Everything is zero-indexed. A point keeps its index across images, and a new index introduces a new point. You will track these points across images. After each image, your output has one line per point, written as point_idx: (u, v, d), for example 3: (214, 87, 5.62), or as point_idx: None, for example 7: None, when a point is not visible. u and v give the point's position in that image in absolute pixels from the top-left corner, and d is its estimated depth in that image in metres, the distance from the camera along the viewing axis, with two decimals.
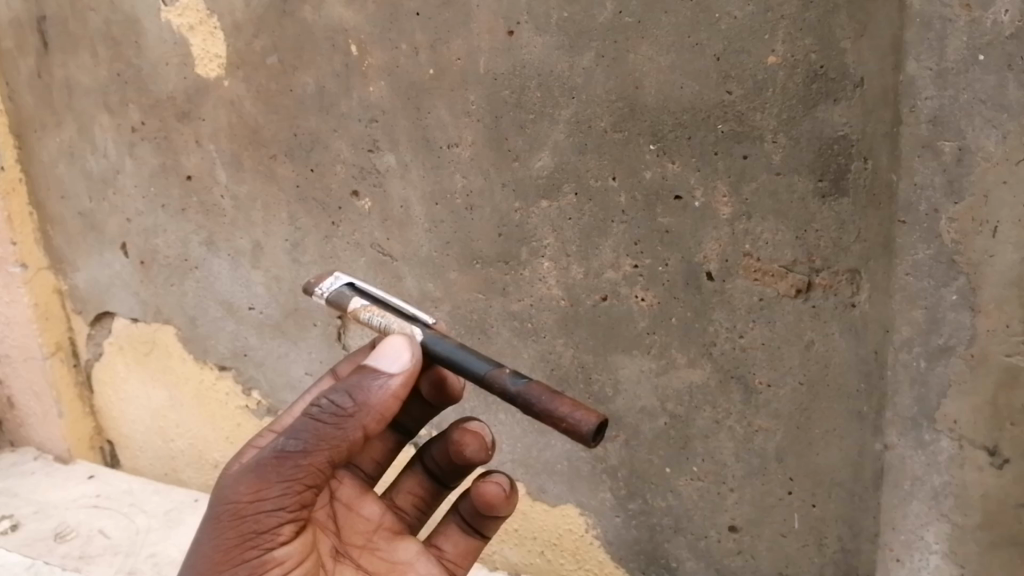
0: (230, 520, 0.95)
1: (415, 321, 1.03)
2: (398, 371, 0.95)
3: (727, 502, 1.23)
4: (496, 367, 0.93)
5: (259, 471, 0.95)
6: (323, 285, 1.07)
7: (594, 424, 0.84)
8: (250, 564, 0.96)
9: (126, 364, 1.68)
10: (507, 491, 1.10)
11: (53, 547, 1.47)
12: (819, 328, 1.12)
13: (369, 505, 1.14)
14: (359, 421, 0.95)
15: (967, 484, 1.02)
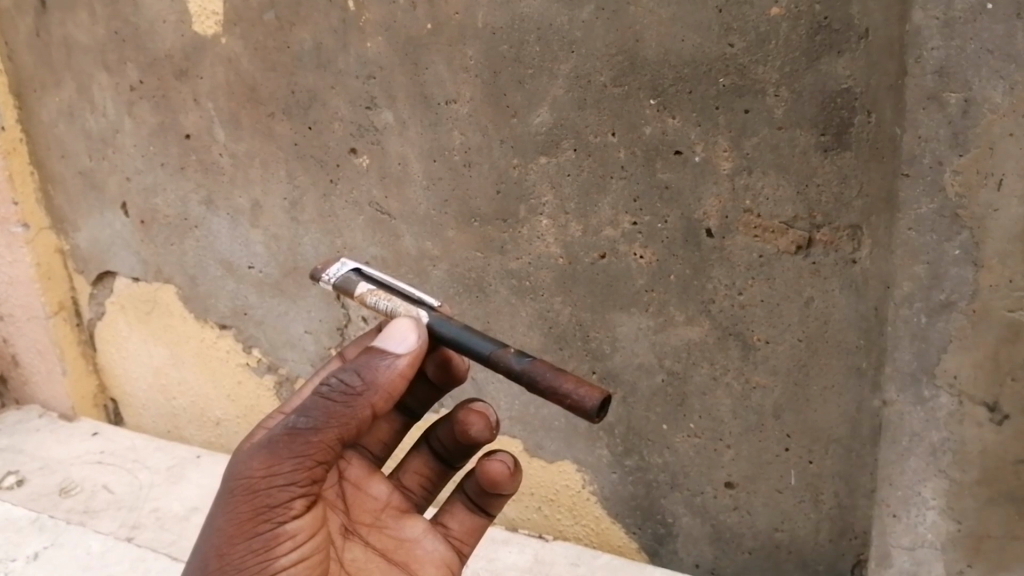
0: (242, 495, 0.89)
1: (421, 305, 0.98)
2: (407, 350, 0.90)
3: (724, 458, 1.23)
4: (500, 347, 0.89)
5: (270, 447, 0.89)
6: (329, 271, 1.01)
7: (599, 401, 0.80)
8: (261, 540, 0.90)
9: (129, 324, 1.68)
10: (513, 469, 1.02)
11: (57, 502, 1.48)
12: (819, 285, 1.11)
13: (377, 486, 1.08)
14: (369, 401, 0.89)
15: (967, 440, 1.02)
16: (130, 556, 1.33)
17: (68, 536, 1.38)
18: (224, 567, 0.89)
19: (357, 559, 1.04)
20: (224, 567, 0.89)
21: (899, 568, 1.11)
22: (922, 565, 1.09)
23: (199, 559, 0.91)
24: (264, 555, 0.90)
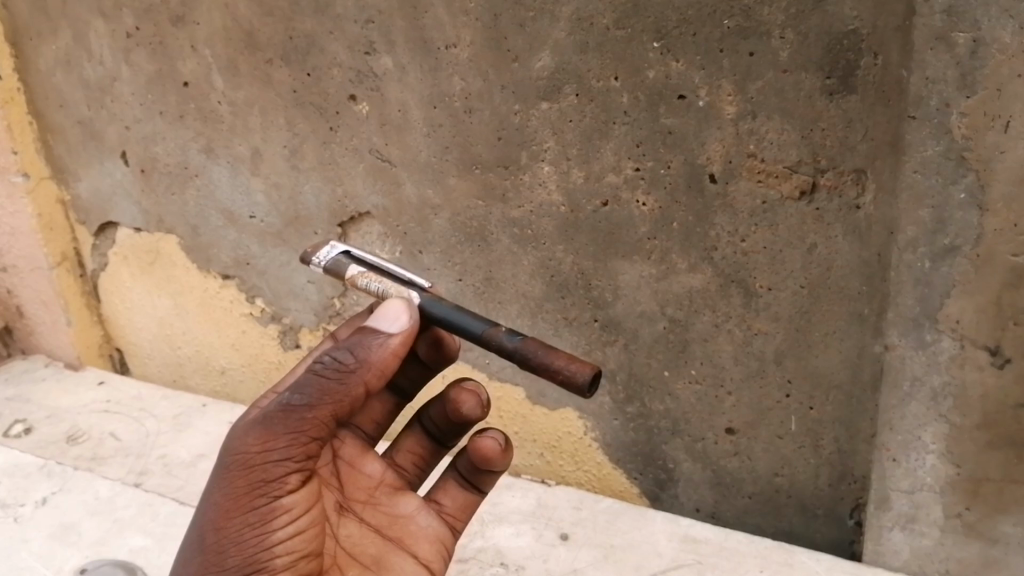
0: (237, 469, 0.89)
1: (411, 287, 0.97)
2: (398, 329, 0.90)
3: (725, 404, 1.23)
4: (492, 325, 0.89)
5: (264, 423, 0.89)
6: (320, 254, 1.01)
7: (590, 376, 0.81)
8: (258, 514, 0.89)
9: (131, 275, 1.69)
10: (505, 446, 1.01)
11: (65, 449, 1.50)
12: (823, 231, 1.10)
13: (371, 464, 1.07)
14: (361, 378, 0.89)
15: (968, 384, 1.02)
16: (138, 500, 1.35)
17: (74, 482, 1.40)
18: (222, 541, 0.89)
19: (352, 538, 1.02)
20: (221, 541, 0.89)
21: (897, 511, 1.12)
22: (921, 508, 1.10)
23: (195, 535, 0.90)
24: (261, 529, 0.89)
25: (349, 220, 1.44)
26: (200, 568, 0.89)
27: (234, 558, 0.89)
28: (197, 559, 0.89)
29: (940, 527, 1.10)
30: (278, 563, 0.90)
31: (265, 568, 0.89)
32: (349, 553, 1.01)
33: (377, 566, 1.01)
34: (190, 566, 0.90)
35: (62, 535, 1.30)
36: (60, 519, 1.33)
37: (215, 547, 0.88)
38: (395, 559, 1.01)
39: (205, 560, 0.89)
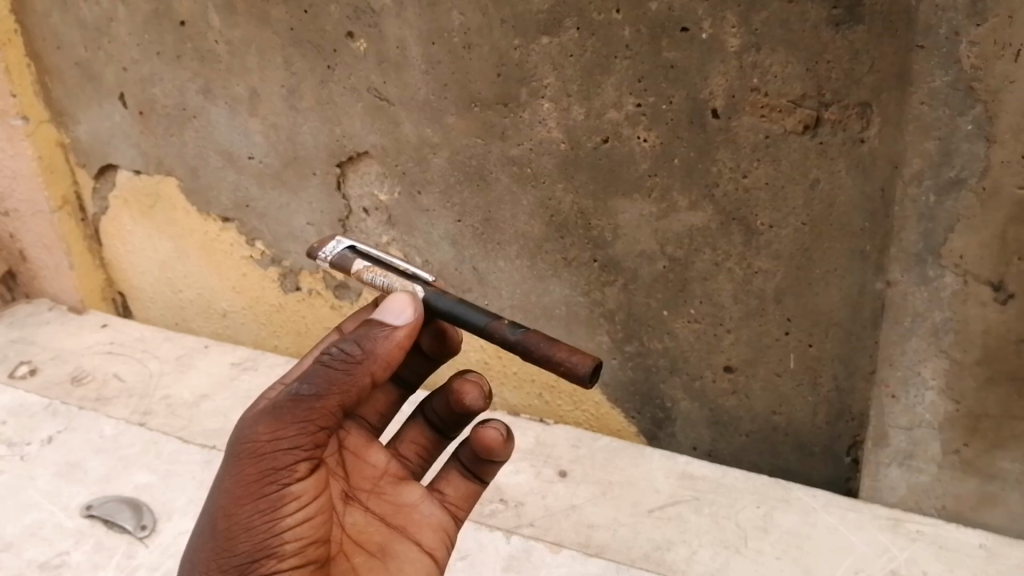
0: (246, 456, 0.82)
1: (415, 281, 0.93)
2: (403, 321, 0.85)
3: (723, 343, 1.22)
4: (494, 317, 0.86)
5: (273, 411, 0.83)
6: (325, 249, 0.96)
7: (592, 367, 0.78)
8: (267, 500, 0.82)
9: (131, 217, 1.67)
10: (507, 435, 0.94)
11: (70, 390, 1.46)
12: (826, 166, 1.06)
13: (377, 455, 0.99)
14: (367, 369, 0.83)
15: (969, 320, 1.01)
16: (143, 439, 1.33)
17: (80, 420, 1.37)
18: (231, 528, 0.82)
19: (357, 526, 0.94)
20: (232, 528, 0.82)
21: (895, 448, 1.13)
22: (919, 445, 1.11)
23: (205, 524, 0.84)
24: (271, 515, 0.82)
25: (348, 160, 1.39)
26: (209, 556, 0.82)
27: (244, 544, 0.82)
28: (207, 548, 0.82)
29: (937, 464, 1.11)
30: (287, 550, 0.83)
31: (274, 555, 0.82)
32: (355, 542, 0.93)
33: (384, 555, 0.92)
34: (199, 555, 0.83)
35: (68, 473, 1.27)
36: (66, 457, 1.30)
37: (225, 535, 0.82)
38: (401, 548, 0.93)
39: (215, 548, 0.82)
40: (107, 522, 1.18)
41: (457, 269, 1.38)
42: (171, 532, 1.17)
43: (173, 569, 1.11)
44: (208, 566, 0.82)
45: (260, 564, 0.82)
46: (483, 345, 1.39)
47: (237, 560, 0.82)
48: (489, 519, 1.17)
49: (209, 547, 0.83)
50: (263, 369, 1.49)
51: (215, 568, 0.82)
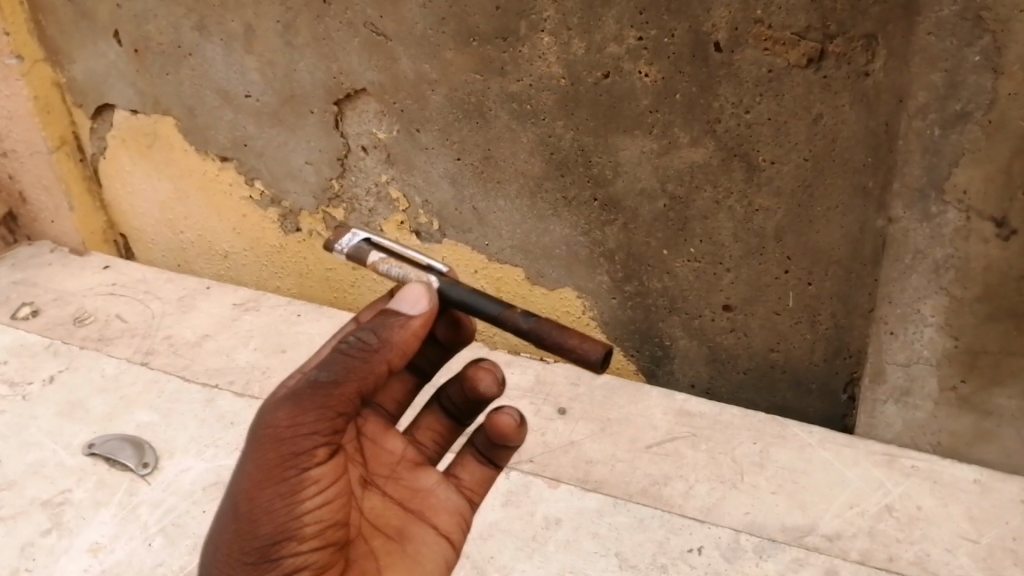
0: (265, 440, 0.76)
1: (429, 272, 0.88)
2: (419, 310, 0.79)
3: (723, 282, 1.20)
4: (507, 306, 0.82)
5: (291, 395, 0.76)
6: (342, 241, 0.91)
7: (603, 354, 0.75)
8: (288, 485, 0.76)
9: (130, 157, 1.64)
10: (522, 421, 0.88)
11: (72, 331, 1.46)
12: (830, 101, 1.02)
13: (393, 441, 0.92)
14: (385, 356, 0.78)
15: (971, 256, 1.01)
16: (144, 378, 1.34)
17: (82, 360, 1.38)
18: (252, 512, 0.76)
19: (375, 510, 0.89)
20: (252, 512, 0.76)
21: (893, 384, 1.13)
22: (916, 381, 1.11)
23: (226, 507, 0.78)
24: (292, 498, 0.76)
25: (346, 98, 1.35)
26: (230, 539, 0.77)
27: (266, 528, 0.76)
28: (227, 532, 0.77)
29: (934, 401, 1.12)
30: (307, 532, 0.78)
31: (295, 537, 0.77)
32: (373, 526, 0.88)
33: (401, 538, 0.87)
34: (222, 536, 0.78)
35: (70, 412, 1.29)
36: (69, 396, 1.31)
37: (245, 519, 0.76)
38: (419, 534, 0.88)
39: (236, 530, 0.77)
40: (108, 460, 1.20)
41: (457, 209, 1.35)
42: (173, 470, 1.18)
43: (176, 504, 1.13)
44: (229, 549, 0.77)
45: (281, 548, 0.77)
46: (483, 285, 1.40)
47: (259, 543, 0.77)
48: None
49: (230, 530, 0.78)
50: (264, 309, 1.48)
51: (235, 551, 0.77)
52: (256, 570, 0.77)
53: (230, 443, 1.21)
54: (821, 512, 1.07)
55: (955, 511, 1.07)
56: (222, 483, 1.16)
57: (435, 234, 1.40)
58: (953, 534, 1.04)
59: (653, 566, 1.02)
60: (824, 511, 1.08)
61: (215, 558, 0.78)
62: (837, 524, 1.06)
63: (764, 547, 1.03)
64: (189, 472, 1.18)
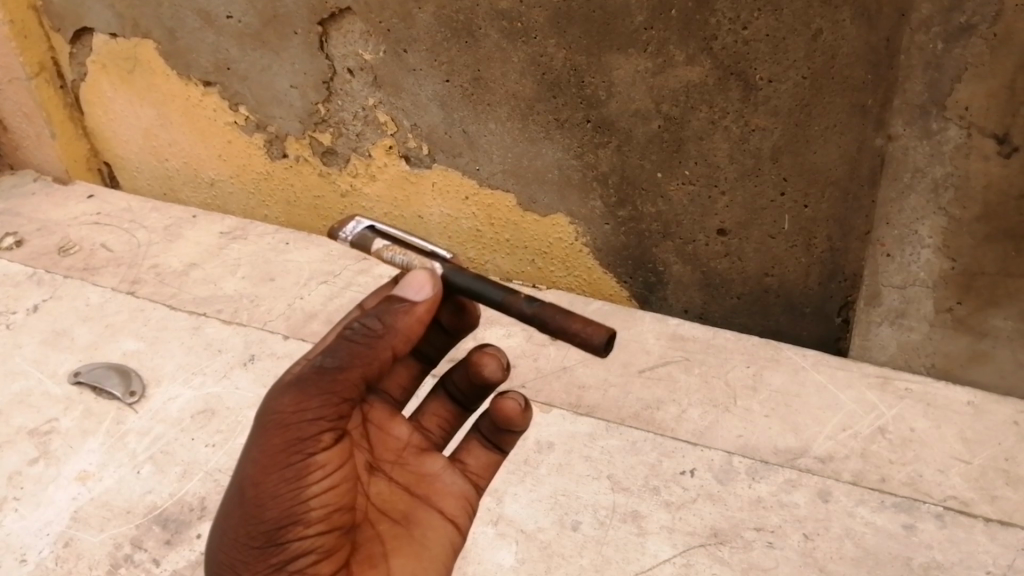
0: (270, 425, 0.73)
1: (433, 259, 0.81)
2: (424, 295, 0.75)
3: (718, 206, 1.17)
4: (510, 291, 0.76)
5: (297, 380, 0.73)
6: (346, 229, 0.82)
7: (605, 338, 0.70)
8: (293, 469, 0.73)
9: (112, 84, 1.57)
10: (526, 405, 0.84)
11: (57, 261, 1.44)
12: (829, 15, 0.97)
13: (399, 428, 0.86)
14: (389, 342, 0.74)
15: (971, 175, 0.99)
16: (130, 306, 1.32)
17: (66, 288, 1.36)
18: (258, 497, 0.72)
19: (380, 495, 0.83)
20: (257, 496, 0.72)
21: (887, 307, 1.13)
22: (912, 303, 1.11)
23: (231, 492, 0.75)
24: (298, 482, 0.73)
25: (330, 17, 1.29)
26: (235, 523, 0.74)
27: (270, 513, 0.73)
28: (232, 517, 0.74)
29: (930, 323, 1.11)
30: (313, 516, 0.74)
31: (301, 522, 0.74)
32: (379, 510, 0.83)
33: (408, 523, 0.82)
34: (226, 523, 0.74)
35: (55, 340, 1.27)
36: (54, 325, 1.30)
37: (250, 503, 0.72)
38: (426, 519, 0.82)
39: (242, 515, 0.73)
40: (94, 388, 1.19)
41: (447, 134, 1.31)
42: (161, 398, 1.18)
43: (165, 431, 1.13)
44: (235, 534, 0.74)
45: (287, 532, 0.73)
46: (475, 211, 1.37)
47: (265, 527, 0.73)
48: None
49: (235, 516, 0.74)
50: (251, 238, 1.46)
51: (241, 535, 0.74)
52: (263, 555, 0.74)
53: (219, 370, 1.21)
54: (813, 435, 1.07)
55: (947, 432, 1.06)
56: (210, 410, 1.15)
57: (425, 159, 1.36)
58: (946, 455, 1.04)
59: (646, 488, 1.02)
60: (815, 433, 1.07)
61: (222, 543, 0.75)
62: (829, 446, 1.06)
63: (756, 469, 1.03)
64: (178, 400, 1.17)
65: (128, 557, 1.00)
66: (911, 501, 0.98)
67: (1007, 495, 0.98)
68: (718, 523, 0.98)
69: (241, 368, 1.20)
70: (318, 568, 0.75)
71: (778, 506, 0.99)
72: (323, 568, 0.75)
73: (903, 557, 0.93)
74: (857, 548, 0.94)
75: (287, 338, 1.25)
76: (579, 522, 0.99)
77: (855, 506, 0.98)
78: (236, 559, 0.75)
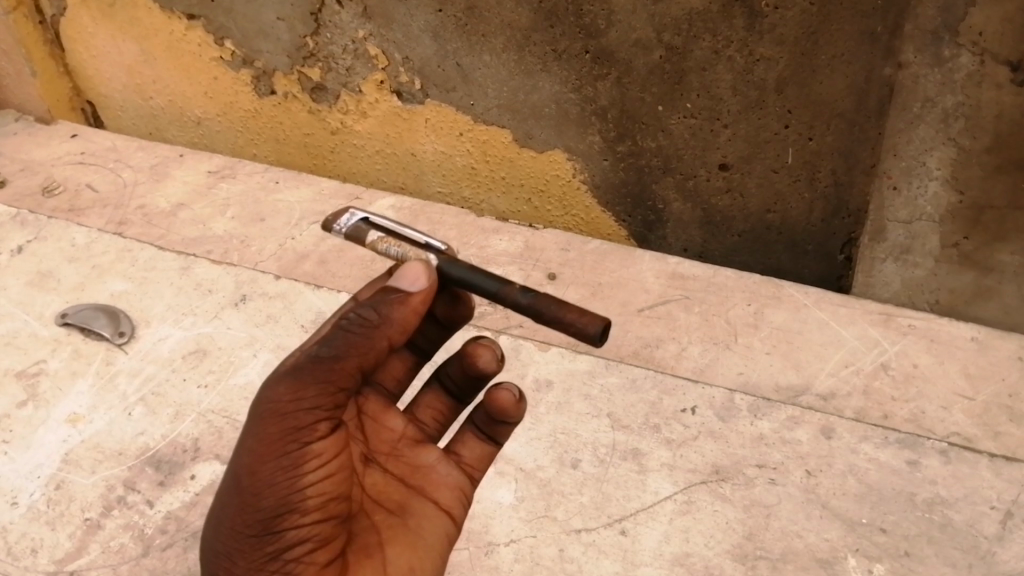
0: (265, 414, 0.70)
1: (427, 250, 0.79)
2: (419, 286, 0.73)
3: (720, 140, 1.14)
4: (504, 281, 0.74)
5: (292, 369, 0.71)
6: (340, 221, 0.80)
7: (601, 327, 0.68)
8: (290, 458, 0.70)
9: (92, 19, 1.49)
10: (521, 396, 0.81)
11: (42, 202, 1.39)
12: None
13: (394, 420, 0.85)
14: (385, 332, 0.73)
15: (983, 104, 0.96)
16: (116, 247, 1.29)
17: (51, 229, 1.33)
18: (254, 486, 0.70)
19: (375, 486, 0.82)
20: (254, 486, 0.70)
21: (892, 242, 1.11)
22: (917, 238, 1.09)
23: (224, 483, 0.72)
24: (295, 470, 0.71)
25: None
26: (229, 513, 0.70)
27: (267, 502, 0.70)
28: (227, 506, 0.71)
29: (935, 258, 1.10)
30: (309, 506, 0.72)
31: (298, 511, 0.71)
32: (373, 500, 0.82)
33: (402, 512, 0.81)
34: (220, 514, 0.71)
35: (41, 282, 1.24)
36: (39, 266, 1.27)
37: (246, 492, 0.70)
38: (421, 508, 0.81)
39: (237, 505, 0.70)
40: (82, 329, 1.17)
41: (439, 67, 1.26)
42: (151, 338, 1.16)
43: (156, 372, 1.12)
44: (230, 524, 0.71)
45: (283, 521, 0.71)
46: (470, 149, 1.34)
47: (261, 516, 0.70)
48: (478, 320, 1.15)
49: (229, 507, 0.71)
50: (240, 177, 1.41)
51: (236, 525, 0.71)
52: (258, 545, 0.71)
53: (209, 311, 1.18)
54: (815, 372, 1.05)
55: (951, 368, 1.04)
56: (201, 351, 1.14)
57: (417, 94, 1.31)
58: (949, 392, 1.02)
59: (646, 426, 1.01)
60: (817, 370, 1.05)
61: (215, 533, 0.72)
62: (831, 383, 1.04)
63: (759, 406, 1.02)
64: (168, 340, 1.15)
65: (121, 499, 0.99)
66: (915, 437, 0.98)
67: (1010, 431, 0.98)
68: (719, 460, 0.97)
69: (232, 309, 1.18)
70: (314, 557, 0.72)
71: (781, 443, 0.98)
72: (319, 557, 0.73)
73: (906, 493, 0.93)
74: (860, 484, 0.94)
75: (278, 278, 1.22)
76: (578, 460, 0.98)
77: (858, 443, 0.98)
78: (230, 548, 0.72)
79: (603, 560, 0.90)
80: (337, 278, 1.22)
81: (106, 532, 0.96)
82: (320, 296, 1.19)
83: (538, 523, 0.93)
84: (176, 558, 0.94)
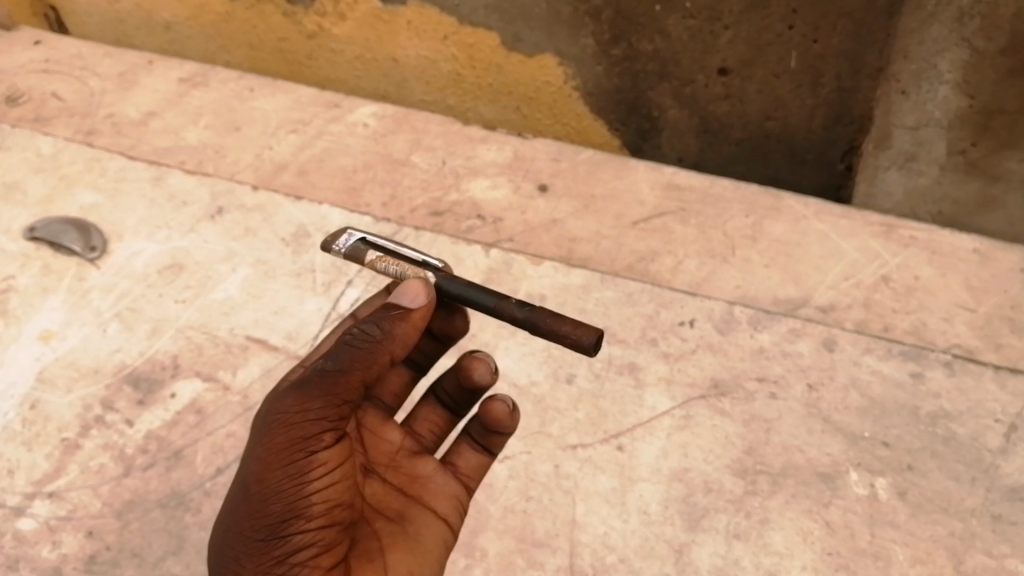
0: (274, 423, 0.68)
1: (426, 269, 0.78)
2: (419, 303, 0.73)
3: (720, 42, 1.08)
4: (501, 296, 0.73)
5: (299, 382, 0.69)
6: (338, 242, 0.79)
7: (594, 338, 0.68)
8: (297, 465, 0.67)
9: None
10: (514, 407, 0.81)
11: (5, 112, 1.30)
12: None
13: (392, 433, 0.83)
14: (387, 347, 0.72)
15: (1000, 2, 0.90)
16: (84, 157, 1.22)
17: (13, 140, 1.25)
18: (262, 491, 0.67)
19: (375, 495, 0.79)
20: (261, 490, 0.67)
21: (898, 150, 1.08)
22: (924, 145, 1.06)
23: (233, 491, 0.69)
24: (301, 476, 0.67)
25: None
26: (237, 518, 0.67)
27: (273, 507, 0.67)
28: (236, 511, 0.68)
29: (940, 167, 1.08)
30: (315, 511, 0.68)
31: (304, 516, 0.68)
32: (374, 508, 0.78)
33: (402, 520, 0.78)
34: (228, 520, 0.68)
35: (6, 195, 1.18)
36: (4, 178, 1.20)
37: (253, 497, 0.67)
38: (420, 516, 0.79)
39: (244, 510, 0.67)
40: (52, 244, 1.12)
41: None
42: (124, 253, 1.11)
43: (132, 287, 1.07)
44: (237, 530, 0.67)
45: (289, 525, 0.67)
46: (455, 54, 1.27)
47: (269, 521, 0.67)
48: (467, 235, 1.11)
49: (236, 514, 0.68)
50: (214, 84, 1.32)
51: (244, 530, 0.67)
52: (264, 550, 0.67)
53: (185, 224, 1.13)
54: (815, 284, 1.03)
55: (953, 280, 1.02)
56: (178, 265, 1.09)
57: None
58: (950, 303, 1.00)
59: (643, 339, 0.99)
60: (817, 282, 1.03)
61: (222, 540, 0.68)
62: (831, 296, 1.01)
63: (758, 318, 0.99)
64: (143, 255, 1.11)
65: (99, 418, 0.97)
66: (918, 350, 0.96)
67: (1012, 343, 0.96)
68: (718, 374, 0.95)
69: (209, 222, 1.13)
70: (320, 561, 0.68)
71: (781, 356, 0.96)
72: (324, 561, 0.68)
73: (910, 407, 0.92)
74: (862, 398, 0.93)
75: (256, 189, 1.16)
76: (573, 376, 0.96)
77: (861, 355, 0.96)
78: (237, 552, 0.68)
79: (600, 476, 0.89)
80: (320, 190, 1.16)
81: (85, 453, 0.94)
82: (301, 209, 1.14)
83: (533, 439, 0.92)
84: (158, 478, 0.92)
